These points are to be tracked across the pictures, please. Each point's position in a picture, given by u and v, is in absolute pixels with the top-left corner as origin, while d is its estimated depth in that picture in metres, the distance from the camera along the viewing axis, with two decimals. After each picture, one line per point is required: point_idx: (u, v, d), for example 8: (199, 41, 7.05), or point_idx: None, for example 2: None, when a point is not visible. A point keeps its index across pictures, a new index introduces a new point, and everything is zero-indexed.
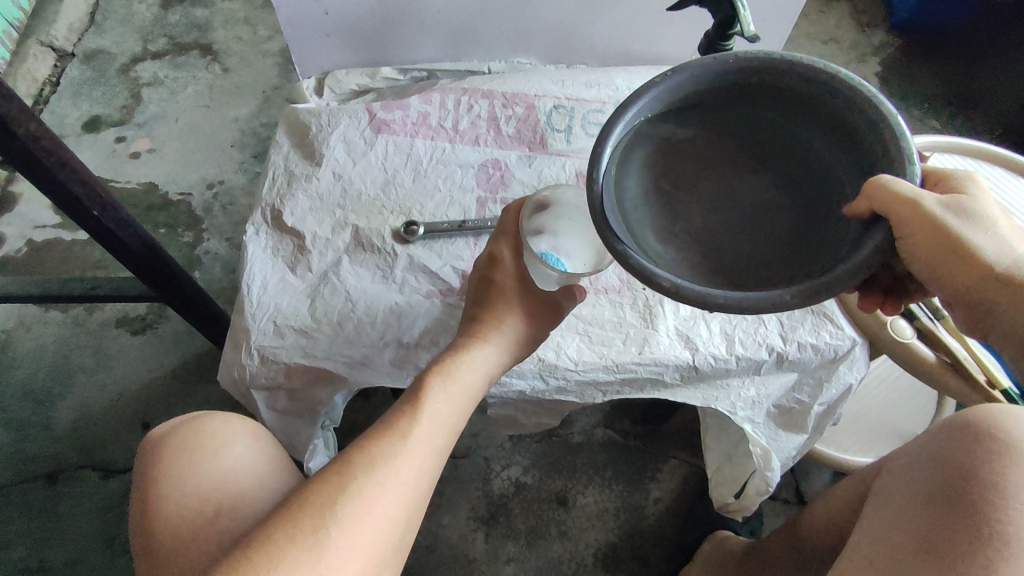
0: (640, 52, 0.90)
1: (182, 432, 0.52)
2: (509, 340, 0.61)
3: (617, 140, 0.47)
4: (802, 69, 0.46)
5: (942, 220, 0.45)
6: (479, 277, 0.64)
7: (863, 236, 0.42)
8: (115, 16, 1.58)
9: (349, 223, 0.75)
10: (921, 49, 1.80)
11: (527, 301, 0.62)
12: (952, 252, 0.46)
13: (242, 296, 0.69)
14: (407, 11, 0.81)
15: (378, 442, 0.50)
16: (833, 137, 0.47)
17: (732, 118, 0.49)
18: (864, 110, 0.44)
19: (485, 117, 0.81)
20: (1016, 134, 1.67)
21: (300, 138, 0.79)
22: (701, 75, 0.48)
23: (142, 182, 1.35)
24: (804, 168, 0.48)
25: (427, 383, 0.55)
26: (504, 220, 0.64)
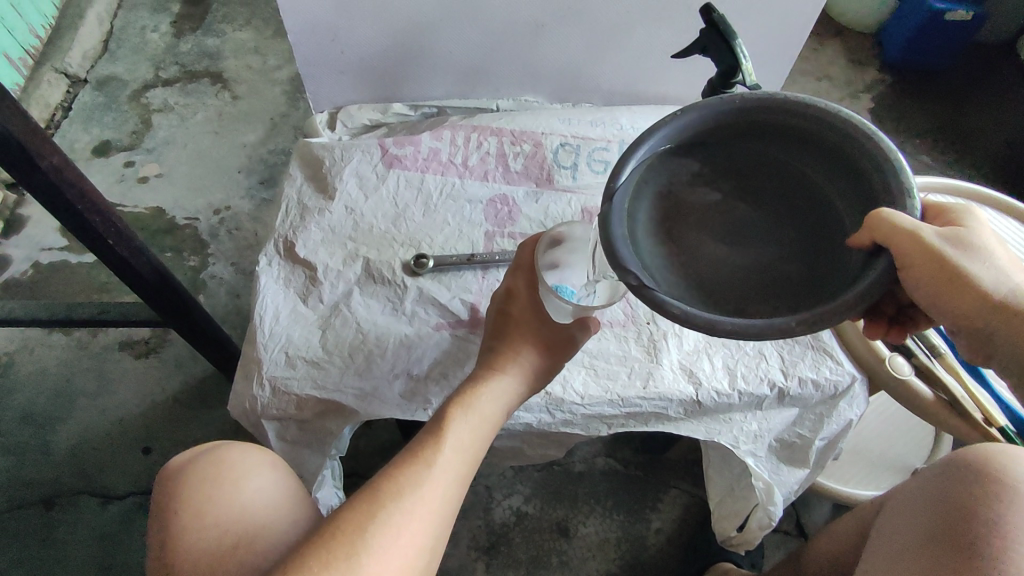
0: (643, 92, 0.93)
1: (199, 463, 0.53)
2: (525, 371, 0.62)
3: (629, 175, 0.49)
4: (807, 108, 0.48)
5: (943, 250, 0.46)
6: (496, 310, 0.66)
7: (867, 267, 0.44)
8: (128, 44, 1.61)
9: (360, 255, 0.76)
10: (911, 87, 1.86)
11: (540, 332, 0.64)
12: (953, 281, 0.48)
13: (254, 327, 0.71)
14: (419, 51, 0.84)
15: (403, 470, 0.52)
16: (836, 172, 0.48)
17: (740, 155, 0.51)
18: (866, 147, 0.46)
19: (493, 154, 0.83)
20: (1005, 170, 1.71)
21: (313, 171, 0.81)
22: (710, 113, 0.50)
23: (150, 207, 1.37)
24: (810, 201, 0.49)
25: (450, 414, 0.57)
26: (520, 255, 0.66)
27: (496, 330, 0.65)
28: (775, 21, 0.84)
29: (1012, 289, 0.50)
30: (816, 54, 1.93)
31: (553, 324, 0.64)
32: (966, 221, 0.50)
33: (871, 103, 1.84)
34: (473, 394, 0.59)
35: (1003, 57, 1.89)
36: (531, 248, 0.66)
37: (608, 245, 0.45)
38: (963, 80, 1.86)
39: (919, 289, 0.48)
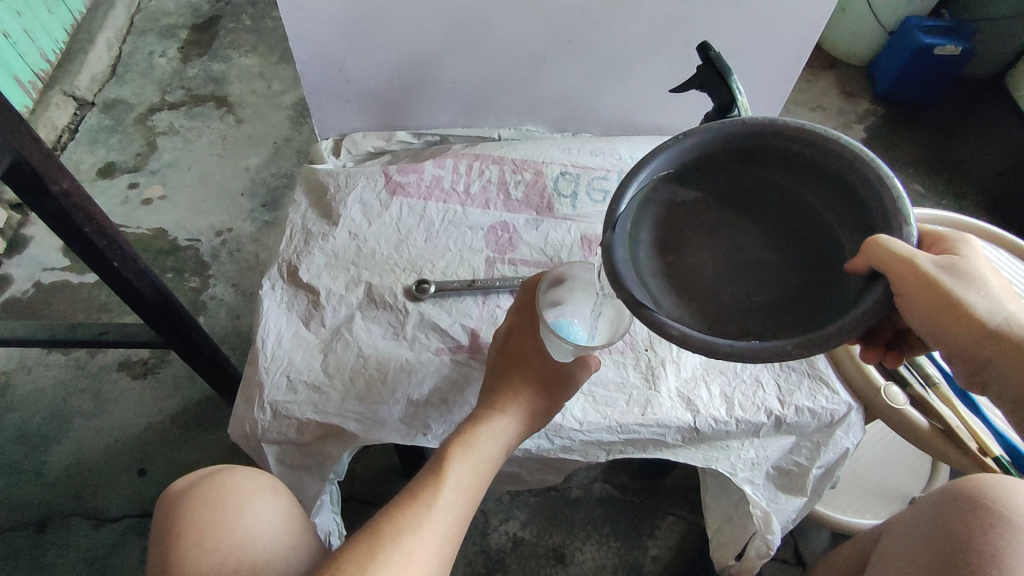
0: (642, 123, 0.96)
1: (201, 488, 0.53)
2: (525, 410, 0.63)
3: (630, 198, 0.48)
4: (809, 133, 0.47)
5: (939, 279, 0.47)
6: (498, 348, 0.68)
7: (863, 293, 0.44)
8: (136, 69, 1.64)
9: (362, 280, 0.77)
10: (902, 119, 1.91)
11: (540, 368, 0.65)
12: (948, 308, 0.49)
13: (256, 350, 0.72)
14: (423, 81, 0.87)
15: (403, 512, 0.54)
16: (837, 197, 0.48)
17: (746, 181, 0.50)
18: (865, 173, 0.46)
19: (495, 182, 0.85)
20: (996, 200, 1.74)
21: (317, 197, 0.83)
22: (715, 139, 0.49)
23: (152, 228, 1.38)
24: (811, 226, 0.49)
25: (450, 454, 0.59)
26: (522, 295, 0.69)
27: (497, 369, 0.66)
28: (768, 57, 0.87)
29: (1005, 318, 0.51)
30: (809, 86, 1.98)
31: (553, 362, 0.65)
32: (963, 251, 0.51)
33: (862, 133, 1.88)
34: (473, 434, 0.61)
35: (990, 91, 1.94)
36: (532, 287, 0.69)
37: (609, 267, 0.45)
38: (952, 112, 1.91)
39: (914, 315, 0.49)
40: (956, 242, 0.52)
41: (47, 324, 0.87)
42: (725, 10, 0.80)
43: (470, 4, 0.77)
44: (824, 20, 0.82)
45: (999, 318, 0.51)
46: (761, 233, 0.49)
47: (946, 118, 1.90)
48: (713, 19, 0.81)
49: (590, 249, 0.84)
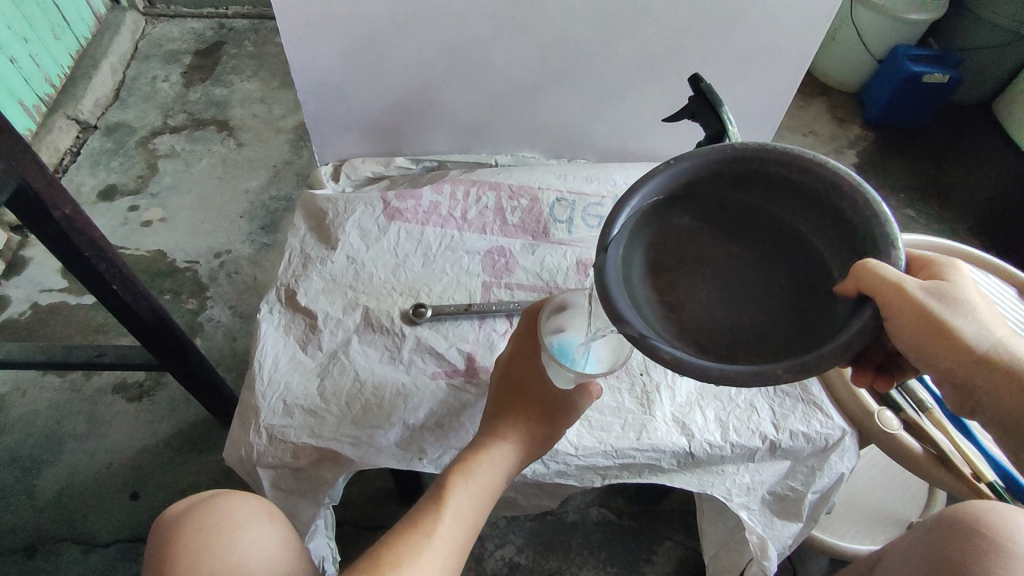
0: (636, 149, 0.97)
1: (197, 513, 0.53)
2: (524, 437, 0.63)
3: (624, 223, 0.50)
4: (799, 159, 0.48)
5: (927, 303, 0.48)
6: (502, 376, 0.68)
7: (853, 315, 0.44)
8: (139, 93, 1.67)
9: (359, 304, 0.78)
10: (892, 144, 1.94)
11: (542, 397, 0.65)
12: (937, 332, 0.49)
13: (253, 373, 0.72)
14: (422, 109, 0.89)
15: (404, 540, 0.54)
16: (829, 221, 0.48)
17: (735, 206, 0.51)
18: (854, 197, 0.46)
19: (492, 207, 0.86)
20: (988, 224, 1.76)
21: (316, 222, 0.84)
22: (703, 166, 0.51)
23: (151, 250, 1.39)
24: (803, 250, 0.49)
25: (450, 481, 0.59)
26: (524, 321, 0.69)
27: (498, 396, 0.67)
28: (759, 87, 0.89)
29: (996, 343, 0.51)
30: (800, 112, 2.02)
31: (553, 389, 0.65)
32: (952, 276, 0.51)
33: (854, 158, 1.91)
34: (473, 461, 0.61)
35: (979, 117, 1.98)
36: (534, 313, 0.69)
37: (600, 289, 0.46)
38: (942, 138, 1.95)
39: (904, 338, 0.49)
40: (946, 266, 0.53)
41: (45, 345, 0.87)
42: (716, 42, 0.82)
43: (468, 35, 0.79)
44: (812, 52, 0.84)
45: (990, 344, 0.51)
46: (753, 257, 0.50)
47: (936, 144, 1.94)
48: (705, 51, 0.83)
49: (585, 273, 0.85)
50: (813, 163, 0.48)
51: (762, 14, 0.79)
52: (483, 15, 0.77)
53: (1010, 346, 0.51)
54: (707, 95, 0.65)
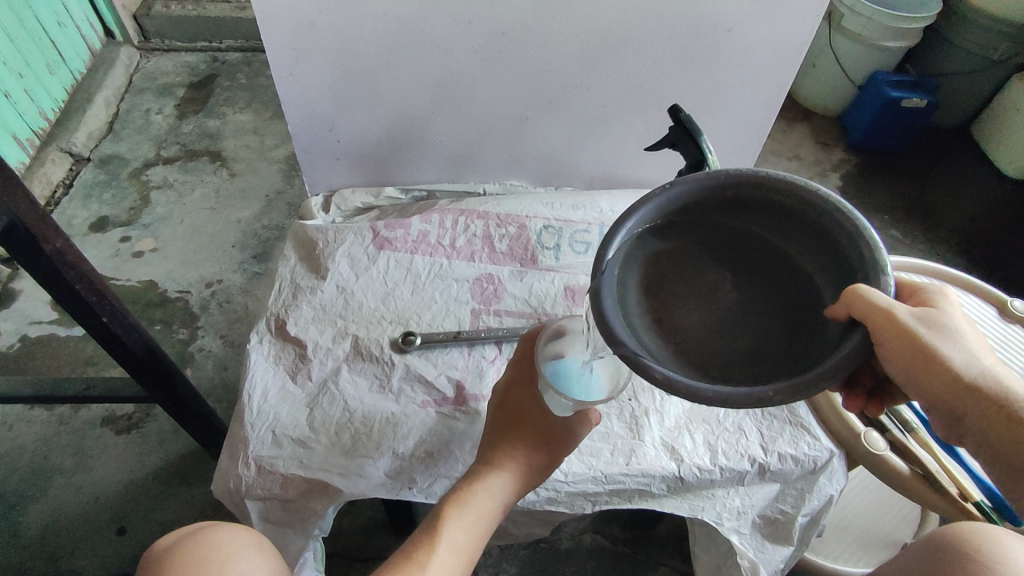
0: (622, 176, 0.99)
1: (184, 546, 0.53)
2: (524, 465, 0.64)
3: (618, 244, 0.49)
4: (789, 186, 0.49)
5: (915, 327, 0.48)
6: (499, 405, 0.69)
7: (844, 338, 0.45)
8: (133, 126, 1.69)
9: (349, 333, 0.79)
10: (875, 167, 1.99)
11: (540, 425, 0.66)
12: (925, 356, 0.49)
13: (242, 405, 0.72)
14: (411, 140, 0.90)
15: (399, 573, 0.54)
16: (819, 247, 0.49)
17: (726, 232, 0.52)
18: (844, 223, 0.47)
19: (480, 235, 0.87)
20: (971, 243, 1.79)
21: (306, 252, 0.85)
22: (697, 189, 0.51)
23: (142, 280, 1.39)
24: (793, 275, 0.50)
25: (446, 512, 0.59)
26: (520, 350, 0.70)
27: (496, 424, 0.67)
28: (740, 116, 0.92)
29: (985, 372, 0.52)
30: (784, 137, 2.06)
31: (552, 417, 0.66)
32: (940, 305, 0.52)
33: (838, 180, 1.95)
34: (470, 492, 0.61)
35: (958, 139, 2.03)
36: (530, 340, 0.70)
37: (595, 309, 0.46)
38: (924, 160, 1.99)
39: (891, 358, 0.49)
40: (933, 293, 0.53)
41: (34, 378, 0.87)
42: (696, 73, 0.85)
43: (455, 69, 0.81)
44: (789, 81, 0.87)
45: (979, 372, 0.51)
46: (748, 280, 0.50)
47: (917, 166, 1.98)
48: (685, 81, 0.86)
49: (574, 299, 0.86)
50: (803, 189, 0.49)
51: (739, 46, 0.82)
52: (469, 49, 0.79)
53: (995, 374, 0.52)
54: (687, 125, 0.67)
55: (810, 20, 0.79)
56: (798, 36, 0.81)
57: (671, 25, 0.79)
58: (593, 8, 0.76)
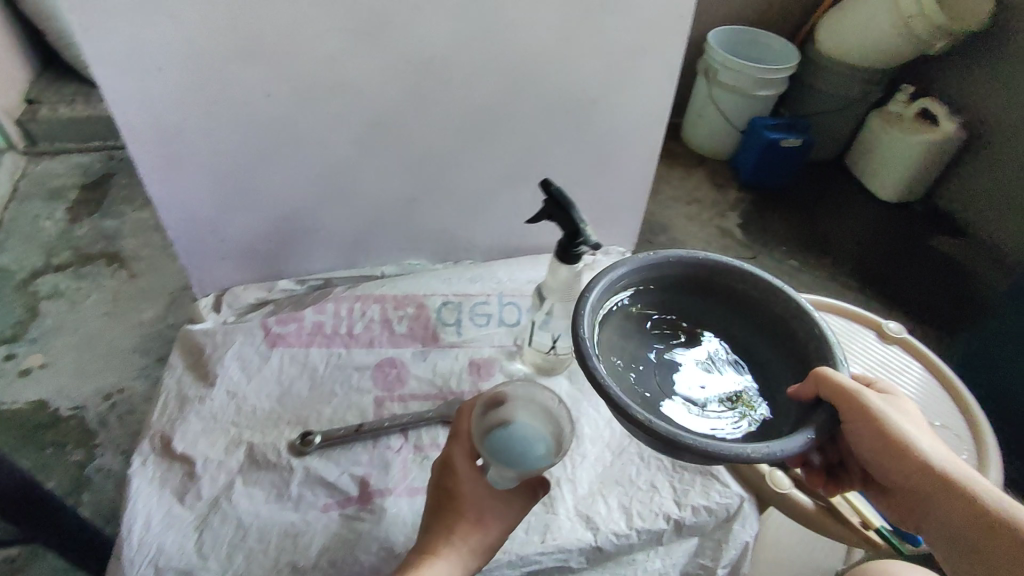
0: (519, 244, 1.01)
1: None
2: (468, 553, 0.59)
3: (599, 290, 0.63)
4: (755, 280, 0.66)
5: (884, 411, 0.55)
6: (436, 485, 0.64)
7: (811, 415, 0.56)
8: (19, 234, 1.60)
9: (243, 441, 0.74)
10: (769, 203, 2.12)
11: (483, 504, 0.62)
12: (895, 440, 0.55)
13: (121, 539, 0.66)
14: (300, 232, 0.89)
15: None
16: (771, 334, 0.66)
17: (723, 308, 0.68)
18: (802, 317, 0.63)
19: (378, 320, 0.86)
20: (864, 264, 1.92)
21: (193, 358, 0.81)
22: (665, 271, 0.67)
23: (30, 400, 1.28)
24: (745, 352, 0.66)
25: None
26: (456, 423, 0.66)
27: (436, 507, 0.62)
28: (621, 178, 0.96)
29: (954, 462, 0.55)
30: (683, 183, 2.18)
31: (499, 492, 0.63)
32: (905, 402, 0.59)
33: (737, 219, 2.06)
34: None
35: (837, 171, 2.22)
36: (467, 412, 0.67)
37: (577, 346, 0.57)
38: (810, 192, 2.15)
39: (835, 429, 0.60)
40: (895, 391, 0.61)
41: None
42: (571, 143, 0.89)
43: (335, 161, 0.82)
44: (659, 143, 0.93)
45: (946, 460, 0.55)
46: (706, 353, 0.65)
47: (806, 199, 2.14)
48: (563, 152, 0.89)
49: (480, 373, 0.85)
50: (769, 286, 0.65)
51: (606, 116, 0.87)
52: (346, 141, 0.80)
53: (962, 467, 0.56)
54: (558, 197, 0.69)
55: (665, 88, 0.86)
56: (658, 103, 0.88)
57: (539, 102, 0.83)
58: (462, 94, 0.79)
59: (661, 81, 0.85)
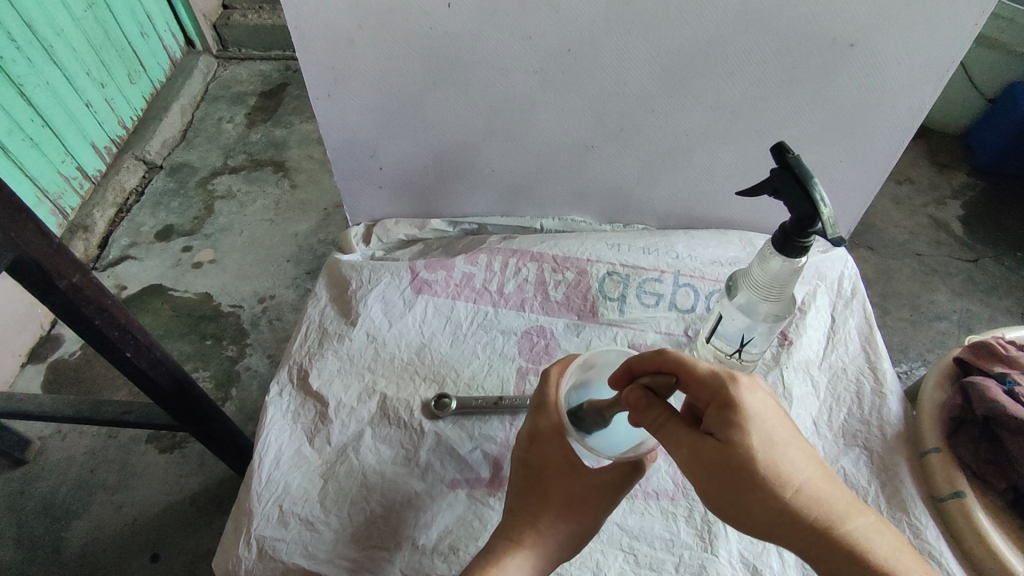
0: (702, 213, 0.84)
1: (532, 457, 0.55)
2: (570, 533, 0.52)
3: None
4: None
5: (728, 446, 0.42)
6: (526, 465, 0.55)
7: None
8: (205, 134, 1.73)
9: (376, 391, 0.69)
10: (1011, 195, 1.54)
11: (572, 481, 0.53)
12: (748, 483, 0.41)
13: (251, 470, 0.63)
14: (462, 169, 0.80)
15: (549, 439, 0.55)
16: None
17: None
18: None
19: (532, 281, 0.77)
20: None
21: (338, 291, 0.77)
22: None
23: (199, 292, 1.36)
24: None
25: (542, 503, 0.53)
26: (542, 391, 0.56)
27: (522, 483, 0.55)
28: (857, 147, 0.75)
29: (802, 466, 0.41)
30: None
31: (591, 477, 0.53)
32: (789, 399, 0.46)
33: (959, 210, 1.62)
34: (542, 496, 0.53)
35: None
36: (556, 381, 0.57)
37: None
38: None
39: None
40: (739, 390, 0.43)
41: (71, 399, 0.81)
42: (803, 96, 0.69)
43: (512, 91, 0.70)
44: (924, 107, 0.70)
45: (793, 452, 0.42)
46: None
47: None
48: (791, 107, 0.70)
49: None
50: None
51: (862, 65, 0.66)
52: (528, 70, 0.68)
53: (819, 502, 0.41)
54: (793, 173, 0.51)
55: (960, 29, 0.62)
56: (937, 53, 0.64)
57: (776, 41, 0.64)
58: (684, 20, 0.62)
59: (958, 19, 0.61)
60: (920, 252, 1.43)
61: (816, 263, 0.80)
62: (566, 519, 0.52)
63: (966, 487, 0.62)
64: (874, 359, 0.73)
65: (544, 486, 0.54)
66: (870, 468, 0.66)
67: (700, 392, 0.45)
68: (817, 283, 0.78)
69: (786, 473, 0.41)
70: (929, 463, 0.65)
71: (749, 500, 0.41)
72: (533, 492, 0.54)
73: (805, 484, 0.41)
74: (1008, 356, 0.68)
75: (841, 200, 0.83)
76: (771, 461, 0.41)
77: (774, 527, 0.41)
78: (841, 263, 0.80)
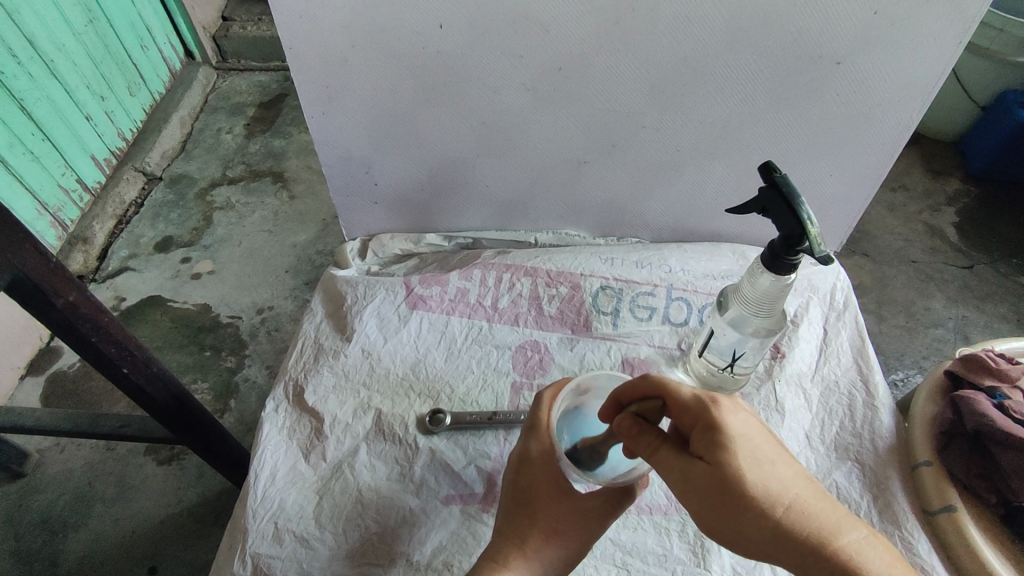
0: (695, 226, 0.85)
1: (524, 479, 0.55)
2: (557, 557, 0.52)
3: None
4: None
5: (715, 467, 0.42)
6: (516, 487, 0.55)
7: None
8: (204, 145, 1.74)
9: (372, 406, 0.69)
10: (1006, 202, 1.55)
11: (561, 504, 0.54)
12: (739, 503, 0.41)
13: (247, 487, 0.63)
14: (456, 185, 0.81)
15: (540, 462, 0.55)
16: None
17: None
18: None
19: (526, 296, 0.77)
20: None
21: (334, 306, 0.78)
22: None
23: (197, 304, 1.37)
24: None
25: (533, 525, 0.53)
26: (535, 414, 0.57)
27: (511, 504, 0.55)
28: (847, 162, 0.76)
29: (790, 483, 0.42)
30: None
31: (581, 501, 0.54)
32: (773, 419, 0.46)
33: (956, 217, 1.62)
34: (532, 518, 0.53)
35: None
36: (549, 404, 0.58)
37: None
38: None
39: None
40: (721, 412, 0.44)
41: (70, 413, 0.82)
42: (793, 112, 0.70)
43: (505, 108, 0.71)
44: (912, 123, 0.70)
45: (779, 470, 0.42)
46: None
47: None
48: (781, 123, 0.71)
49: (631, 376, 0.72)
50: None
51: (850, 83, 0.67)
52: (520, 87, 0.69)
53: (812, 517, 0.40)
54: (780, 192, 0.51)
55: (944, 47, 0.63)
56: (924, 70, 0.65)
57: (764, 59, 0.65)
58: (673, 40, 0.63)
59: (943, 38, 0.62)
60: (916, 259, 1.44)
61: (807, 276, 0.80)
62: (553, 542, 0.53)
63: (957, 500, 0.63)
64: (866, 372, 0.74)
65: (533, 508, 0.54)
66: (861, 481, 0.66)
67: (683, 417, 0.46)
68: (809, 295, 0.79)
69: (773, 492, 0.41)
70: (921, 476, 0.66)
71: (743, 521, 0.41)
72: (523, 515, 0.54)
73: (792, 502, 0.41)
74: (997, 368, 0.69)
75: (832, 213, 0.83)
76: (758, 480, 0.41)
77: (770, 547, 0.40)
78: (833, 276, 0.81)
